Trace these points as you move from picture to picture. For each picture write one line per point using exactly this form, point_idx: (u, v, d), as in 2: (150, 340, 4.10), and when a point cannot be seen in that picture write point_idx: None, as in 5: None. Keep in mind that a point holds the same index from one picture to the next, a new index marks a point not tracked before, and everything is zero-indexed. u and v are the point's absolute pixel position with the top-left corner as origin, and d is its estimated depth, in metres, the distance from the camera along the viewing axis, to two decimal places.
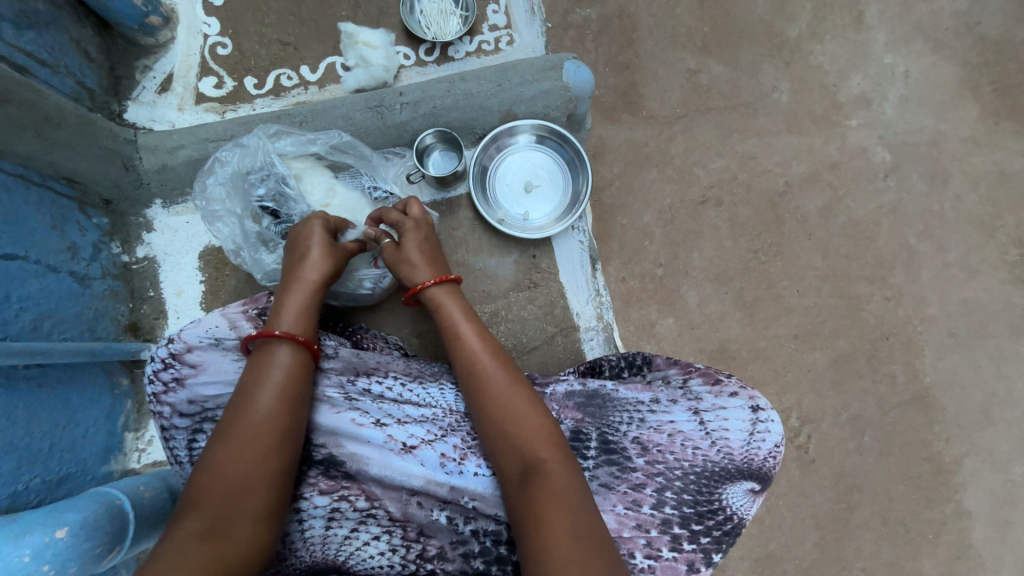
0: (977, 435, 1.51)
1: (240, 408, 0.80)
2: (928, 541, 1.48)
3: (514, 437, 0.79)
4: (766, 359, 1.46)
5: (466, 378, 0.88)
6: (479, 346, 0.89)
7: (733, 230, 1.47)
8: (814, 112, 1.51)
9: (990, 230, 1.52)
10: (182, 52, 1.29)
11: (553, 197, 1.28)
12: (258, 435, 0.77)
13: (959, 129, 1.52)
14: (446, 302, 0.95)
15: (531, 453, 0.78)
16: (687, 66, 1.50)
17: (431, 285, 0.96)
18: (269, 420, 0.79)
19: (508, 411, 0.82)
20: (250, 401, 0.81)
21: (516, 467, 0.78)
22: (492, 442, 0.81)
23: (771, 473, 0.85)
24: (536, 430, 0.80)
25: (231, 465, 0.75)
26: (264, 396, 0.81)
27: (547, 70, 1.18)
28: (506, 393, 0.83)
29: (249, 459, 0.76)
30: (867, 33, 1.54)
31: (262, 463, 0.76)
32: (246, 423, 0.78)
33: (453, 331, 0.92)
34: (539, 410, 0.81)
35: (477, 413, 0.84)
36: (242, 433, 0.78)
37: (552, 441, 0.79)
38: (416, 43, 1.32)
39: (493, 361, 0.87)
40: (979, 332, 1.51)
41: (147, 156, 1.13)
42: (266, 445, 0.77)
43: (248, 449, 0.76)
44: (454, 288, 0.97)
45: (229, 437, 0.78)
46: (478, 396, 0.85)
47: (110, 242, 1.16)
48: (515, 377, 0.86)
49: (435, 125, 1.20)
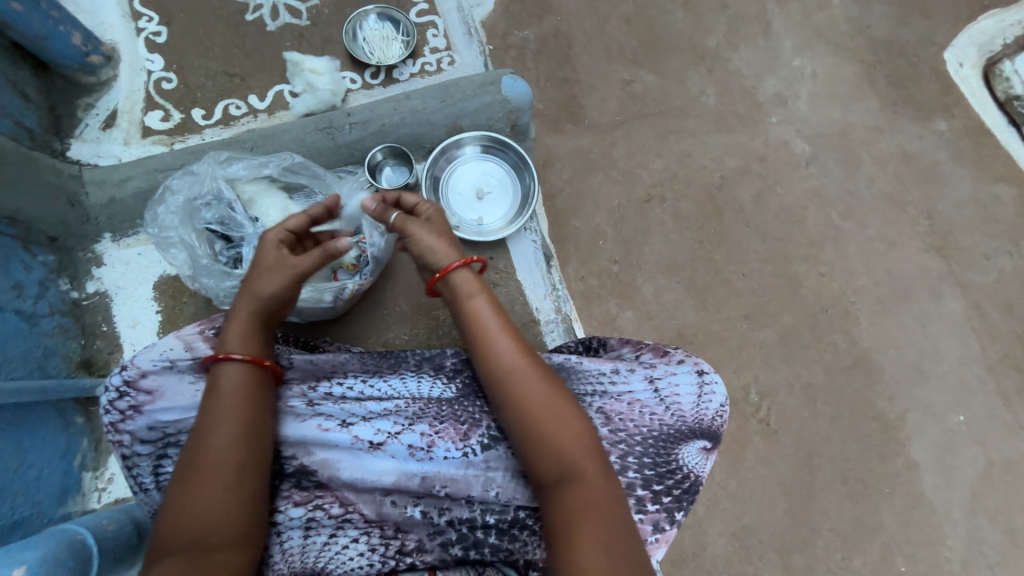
0: (916, 391, 1.60)
1: (200, 438, 0.80)
2: (885, 495, 1.55)
3: (554, 442, 0.82)
4: (720, 340, 1.55)
5: (501, 386, 0.87)
6: (517, 348, 0.87)
7: (679, 224, 1.58)
8: (738, 112, 1.67)
9: (902, 204, 1.67)
10: (125, 88, 1.30)
11: (503, 202, 1.35)
12: (218, 470, 0.78)
13: (864, 118, 1.70)
14: (477, 304, 0.91)
15: (568, 457, 0.81)
16: (621, 77, 1.63)
17: (458, 269, 0.93)
18: (229, 452, 0.80)
19: (550, 416, 0.83)
20: (208, 433, 0.81)
21: (553, 471, 0.81)
22: (527, 444, 0.83)
23: (721, 431, 0.95)
24: (576, 435, 0.82)
25: (196, 505, 0.76)
26: (225, 426, 0.81)
27: (486, 85, 1.26)
28: (548, 398, 0.84)
29: (211, 493, 0.77)
30: (776, 40, 1.72)
31: (227, 497, 0.77)
32: (207, 459, 0.79)
33: (487, 334, 0.89)
34: (579, 416, 0.84)
35: (513, 417, 0.84)
36: (201, 471, 0.78)
37: (588, 446, 0.83)
38: (361, 68, 1.38)
39: (531, 365, 0.86)
40: (902, 296, 1.63)
41: (94, 191, 1.13)
42: (231, 477, 0.79)
43: (210, 486, 0.77)
44: (484, 287, 0.93)
45: (187, 478, 0.78)
46: (516, 401, 0.84)
47: (57, 279, 1.14)
48: (553, 381, 0.86)
49: (384, 141, 1.26)
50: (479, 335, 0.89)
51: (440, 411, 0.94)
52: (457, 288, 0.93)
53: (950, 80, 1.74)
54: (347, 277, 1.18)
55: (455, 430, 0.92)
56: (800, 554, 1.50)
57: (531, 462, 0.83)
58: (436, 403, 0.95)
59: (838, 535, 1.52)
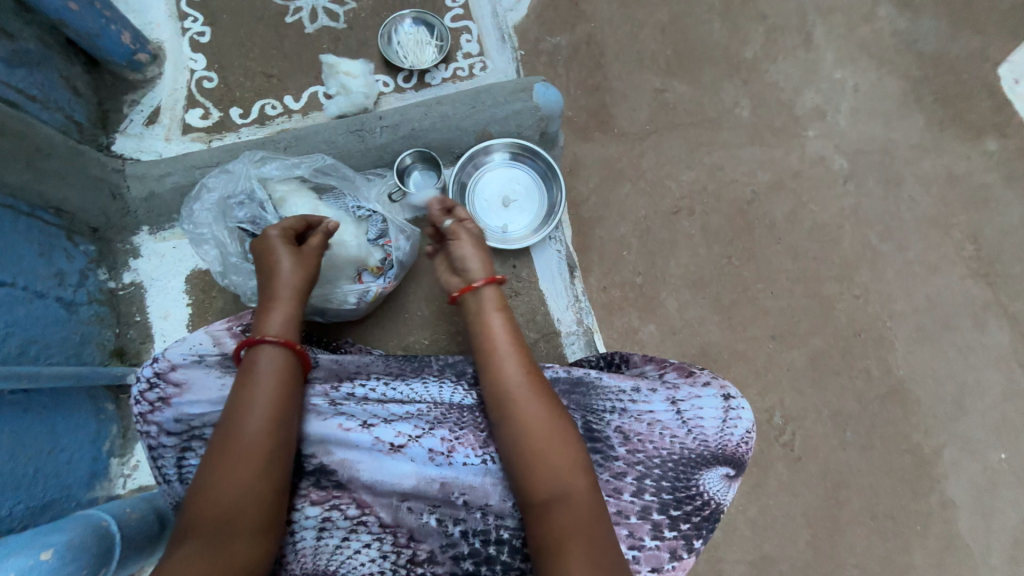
0: (954, 425, 1.51)
1: (232, 423, 0.81)
2: (917, 533, 1.46)
3: (548, 464, 0.79)
4: (746, 361, 1.50)
5: (497, 401, 0.86)
6: (523, 368, 0.87)
7: (707, 238, 1.54)
8: (773, 125, 1.62)
9: (947, 227, 1.59)
10: (169, 86, 1.35)
11: (529, 209, 1.34)
12: (248, 457, 0.78)
13: (909, 135, 1.63)
14: (494, 319, 0.94)
15: (562, 482, 0.79)
16: (653, 86, 1.60)
17: (485, 287, 0.97)
18: (260, 440, 0.79)
19: (546, 436, 0.81)
20: (240, 418, 0.81)
21: (543, 493, 0.78)
22: (519, 461, 0.81)
23: (745, 458, 0.91)
24: (572, 459, 0.80)
25: (224, 490, 0.76)
26: (253, 411, 0.81)
27: (518, 92, 1.26)
28: (547, 419, 0.82)
29: (239, 480, 0.77)
30: (817, 53, 1.67)
31: (253, 485, 0.77)
32: (235, 443, 0.79)
33: (496, 350, 0.90)
34: (575, 440, 0.82)
35: (508, 433, 0.83)
36: (230, 457, 0.78)
37: (584, 474, 0.80)
38: (394, 71, 1.39)
39: (535, 384, 0.86)
40: (943, 324, 1.55)
41: (134, 184, 1.17)
42: (259, 466, 0.78)
43: (234, 470, 0.77)
44: (504, 305, 0.96)
45: (217, 461, 0.78)
46: (514, 416, 0.83)
47: (96, 269, 1.18)
48: (555, 403, 0.85)
49: (413, 145, 1.26)
50: (490, 349, 0.90)
51: (460, 418, 0.94)
52: (479, 303, 0.96)
53: (1004, 98, 1.65)
54: (371, 279, 1.17)
55: (476, 437, 0.92)
56: None
57: (521, 482, 0.81)
58: (457, 409, 0.95)
59: (864, 572, 1.44)
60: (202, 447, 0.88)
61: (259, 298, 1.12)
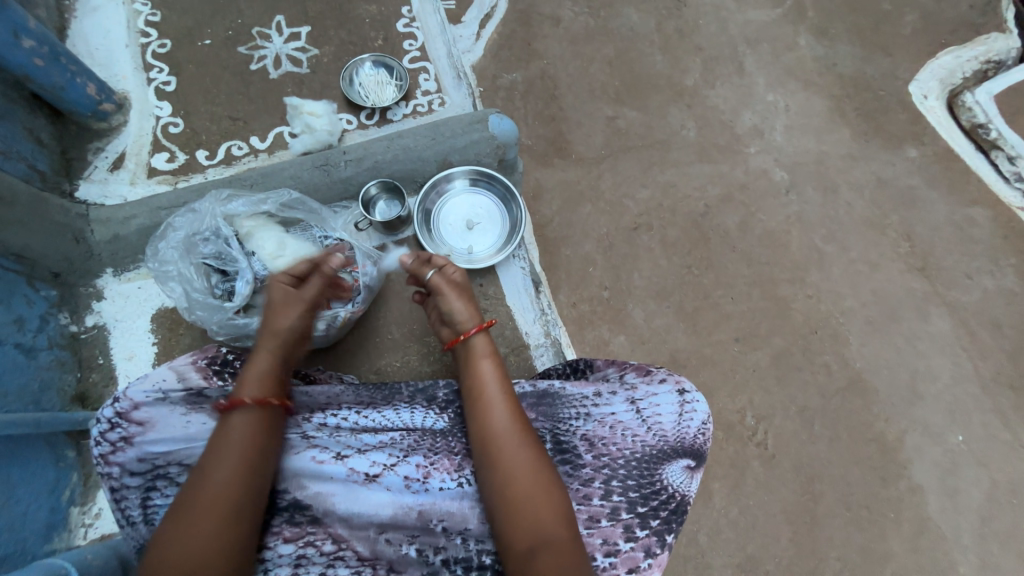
0: (912, 411, 1.60)
1: (201, 471, 0.80)
2: (891, 520, 1.51)
3: (532, 509, 0.81)
4: (714, 364, 1.57)
5: (483, 444, 0.87)
6: (511, 412, 0.89)
7: (667, 250, 1.63)
8: (717, 144, 1.76)
9: (881, 227, 1.74)
10: (134, 132, 1.38)
11: (493, 231, 1.41)
12: (216, 505, 0.78)
13: (838, 147, 1.80)
14: (485, 366, 0.95)
15: (545, 527, 0.80)
16: (605, 114, 1.73)
17: (476, 334, 1.00)
18: (228, 488, 0.79)
19: (530, 482, 0.83)
20: (209, 467, 0.80)
21: (527, 540, 0.79)
22: (504, 507, 0.82)
23: (705, 449, 0.95)
24: (555, 506, 0.82)
25: (190, 543, 0.74)
26: (232, 464, 0.81)
27: (474, 124, 1.32)
28: (532, 465, 0.84)
29: (207, 531, 0.76)
30: (750, 78, 1.84)
31: (220, 535, 0.76)
32: (210, 492, 0.78)
33: (485, 397, 0.91)
34: (558, 488, 0.84)
35: (494, 480, 0.84)
36: (198, 508, 0.77)
37: (567, 519, 0.82)
38: (357, 110, 1.47)
39: (521, 430, 0.87)
40: (890, 316, 1.66)
41: (98, 228, 1.17)
42: (228, 513, 0.78)
43: (206, 522, 0.76)
44: (495, 352, 0.98)
45: (184, 513, 0.77)
46: (499, 462, 0.84)
47: (58, 313, 1.17)
48: (540, 449, 0.87)
49: (378, 177, 1.33)
50: (479, 396, 0.91)
51: (434, 444, 0.95)
52: (471, 351, 0.98)
53: (916, 111, 1.85)
54: (340, 305, 1.20)
55: (450, 461, 0.94)
56: None
57: (505, 527, 0.82)
58: (430, 435, 0.96)
59: (846, 563, 1.48)
60: (168, 485, 0.87)
61: (227, 331, 1.14)
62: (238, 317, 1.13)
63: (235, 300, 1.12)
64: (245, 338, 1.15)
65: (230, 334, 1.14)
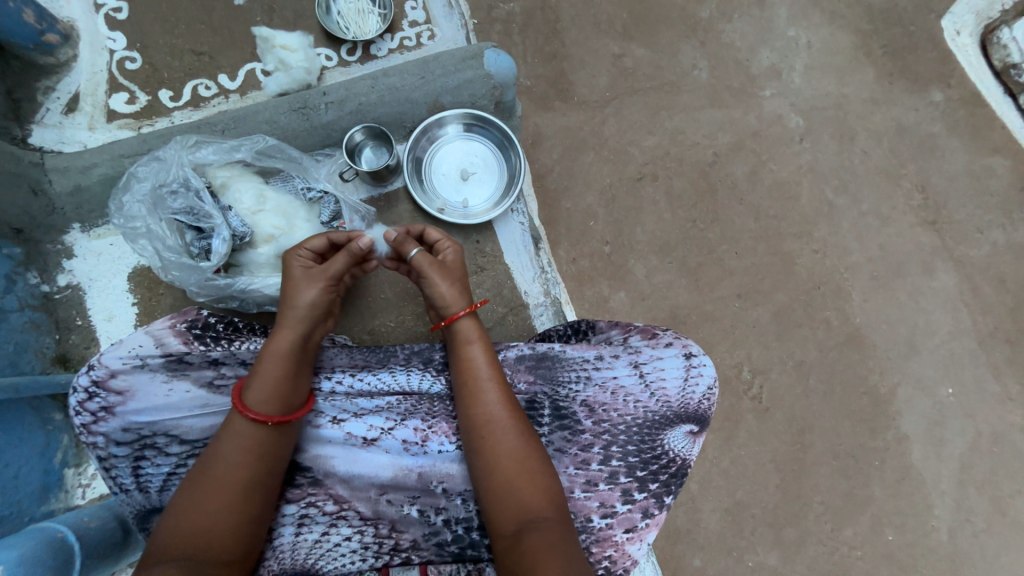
0: (907, 365, 1.60)
1: (213, 449, 0.80)
2: (875, 468, 1.56)
3: (518, 494, 0.81)
4: (714, 320, 1.53)
5: (472, 428, 0.85)
6: (501, 397, 0.86)
7: (671, 202, 1.55)
8: (731, 86, 1.62)
9: (896, 178, 1.64)
10: (87, 69, 1.24)
11: (489, 182, 1.31)
12: (224, 485, 0.77)
13: (860, 90, 1.66)
14: (474, 351, 0.89)
15: (532, 509, 0.80)
16: (611, 51, 1.57)
17: (463, 318, 0.92)
18: (238, 469, 0.78)
19: (519, 466, 0.82)
20: (222, 444, 0.80)
21: (514, 522, 0.79)
22: (491, 490, 0.82)
23: (708, 413, 0.94)
24: (543, 489, 0.81)
25: (200, 517, 0.75)
26: (230, 445, 0.79)
27: (467, 60, 1.21)
28: (520, 451, 0.83)
29: (215, 507, 0.76)
30: (771, 10, 1.66)
31: (228, 514, 0.76)
32: (214, 474, 0.78)
33: (474, 382, 0.87)
34: (546, 471, 0.83)
35: (481, 464, 0.84)
36: (208, 484, 0.77)
37: (554, 500, 0.81)
38: (337, 44, 1.32)
39: (509, 416, 0.85)
40: (895, 272, 1.62)
41: (57, 179, 1.08)
42: (236, 493, 0.77)
43: (218, 499, 0.76)
44: (482, 335, 0.91)
45: (195, 485, 0.77)
46: (487, 446, 0.83)
47: (26, 272, 1.10)
48: (530, 435, 0.85)
49: (362, 121, 1.20)
50: (467, 380, 0.87)
51: (432, 407, 0.92)
52: (455, 335, 0.91)
53: (947, 49, 1.69)
54: None
55: (448, 424, 0.92)
56: (792, 527, 1.52)
57: (492, 510, 0.82)
58: (427, 399, 0.93)
59: (829, 508, 1.53)
60: (158, 454, 0.85)
61: (209, 292, 1.09)
62: (218, 277, 1.07)
63: (212, 260, 1.05)
64: (228, 299, 1.10)
65: (213, 296, 1.09)
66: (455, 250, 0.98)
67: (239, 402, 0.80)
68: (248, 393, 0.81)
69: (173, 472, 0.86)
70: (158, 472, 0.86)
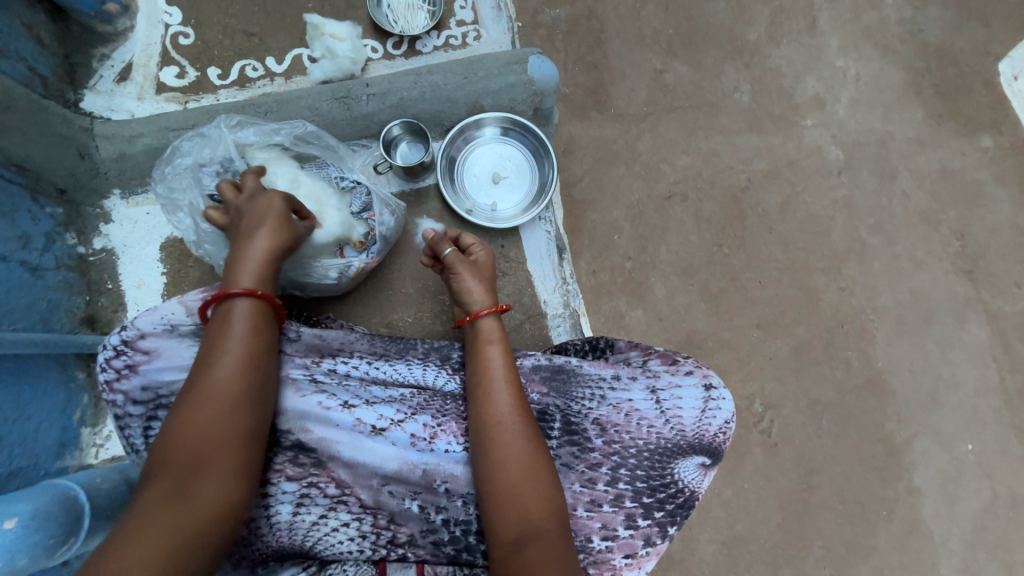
0: (926, 416, 1.54)
1: (204, 362, 0.80)
2: (882, 518, 1.51)
3: (521, 502, 0.80)
4: (731, 348, 1.50)
5: (482, 428, 0.85)
6: (514, 404, 0.85)
7: (699, 224, 1.52)
8: (772, 112, 1.58)
9: (935, 223, 1.59)
10: (142, 41, 1.27)
11: (519, 188, 1.31)
12: (217, 397, 0.77)
13: (905, 128, 1.61)
14: (492, 352, 0.90)
15: (533, 520, 0.79)
16: (653, 66, 1.55)
17: (486, 316, 0.94)
18: (230, 386, 0.78)
19: (526, 474, 0.81)
20: (212, 359, 0.80)
21: (513, 530, 0.78)
22: (494, 493, 0.81)
23: (722, 448, 0.92)
24: (548, 501, 0.81)
25: (192, 430, 0.74)
26: (223, 360, 0.80)
27: (511, 64, 1.21)
28: (528, 458, 0.82)
29: (209, 416, 0.76)
30: (821, 39, 1.63)
31: (220, 426, 0.76)
32: (209, 385, 0.78)
33: (491, 382, 0.87)
34: (552, 482, 0.82)
35: (488, 466, 0.83)
36: (201, 395, 0.77)
37: (556, 513, 0.81)
38: (384, 37, 1.33)
39: (520, 422, 0.84)
40: (924, 318, 1.57)
41: (103, 145, 1.11)
42: (228, 405, 0.77)
43: (210, 412, 0.76)
44: (502, 337, 0.92)
45: (188, 398, 0.77)
46: (497, 450, 0.83)
47: (65, 233, 1.14)
48: (539, 444, 0.84)
49: (401, 116, 1.21)
50: (483, 381, 0.87)
51: (443, 405, 0.93)
52: (477, 334, 0.93)
53: (1002, 95, 1.63)
54: (354, 254, 1.15)
55: (457, 424, 0.92)
56: (788, 568, 1.47)
57: (494, 514, 0.81)
58: (440, 397, 0.94)
59: (829, 552, 1.48)
60: None
61: None
62: None
63: None
64: None
65: None
66: (488, 254, 1.02)
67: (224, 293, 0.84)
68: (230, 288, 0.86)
69: None
70: None
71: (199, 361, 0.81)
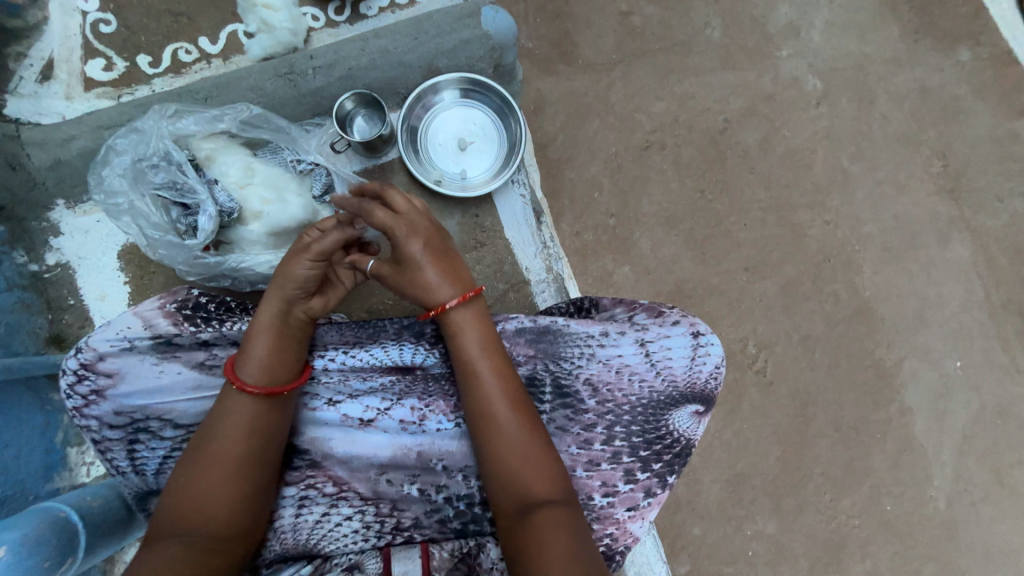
0: (914, 338, 1.56)
1: (209, 425, 0.79)
2: (876, 440, 1.55)
3: (522, 482, 0.79)
4: (720, 294, 1.49)
5: (474, 418, 0.83)
6: (500, 387, 0.83)
7: (679, 171, 1.48)
8: (746, 46, 1.51)
9: (916, 144, 1.56)
10: (60, 33, 1.17)
11: (489, 152, 1.25)
12: (219, 460, 0.77)
13: (883, 49, 1.55)
14: (467, 341, 0.85)
15: (536, 495, 0.79)
16: (618, 9, 1.47)
17: (455, 308, 0.85)
18: (234, 453, 0.77)
19: (522, 453, 0.80)
20: (217, 420, 0.79)
21: (517, 507, 0.79)
22: (495, 477, 0.81)
23: (715, 393, 0.92)
24: (547, 474, 0.80)
25: (193, 496, 0.75)
26: (227, 423, 0.79)
27: (464, 19, 1.13)
28: (524, 441, 0.81)
29: (213, 480, 0.76)
30: None
31: (225, 489, 0.76)
32: (212, 450, 0.78)
33: (473, 371, 0.84)
34: (550, 457, 0.82)
35: (484, 453, 0.82)
36: (204, 459, 0.77)
37: (557, 485, 0.80)
38: (324, 3, 1.23)
39: (510, 405, 0.82)
40: (909, 243, 1.56)
41: (36, 152, 1.03)
42: (232, 468, 0.77)
43: (214, 473, 0.76)
44: (480, 323, 0.86)
45: (193, 463, 0.77)
46: (492, 437, 0.81)
47: (12, 251, 1.07)
48: (532, 423, 0.83)
49: (352, 88, 1.14)
50: (467, 371, 0.84)
51: (427, 387, 0.91)
52: (451, 323, 0.86)
53: (979, 3, 1.57)
54: None
55: (444, 403, 0.91)
56: (790, 497, 1.52)
57: (495, 493, 0.81)
58: (422, 380, 0.92)
59: (828, 478, 1.53)
60: (152, 436, 0.85)
61: (200, 271, 1.06)
62: (206, 255, 1.04)
63: (200, 236, 1.02)
64: (219, 277, 1.08)
65: (205, 275, 1.07)
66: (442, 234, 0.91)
67: (228, 369, 0.81)
68: (237, 364, 0.81)
69: (169, 455, 0.86)
70: (154, 455, 0.85)
71: (207, 423, 0.80)
